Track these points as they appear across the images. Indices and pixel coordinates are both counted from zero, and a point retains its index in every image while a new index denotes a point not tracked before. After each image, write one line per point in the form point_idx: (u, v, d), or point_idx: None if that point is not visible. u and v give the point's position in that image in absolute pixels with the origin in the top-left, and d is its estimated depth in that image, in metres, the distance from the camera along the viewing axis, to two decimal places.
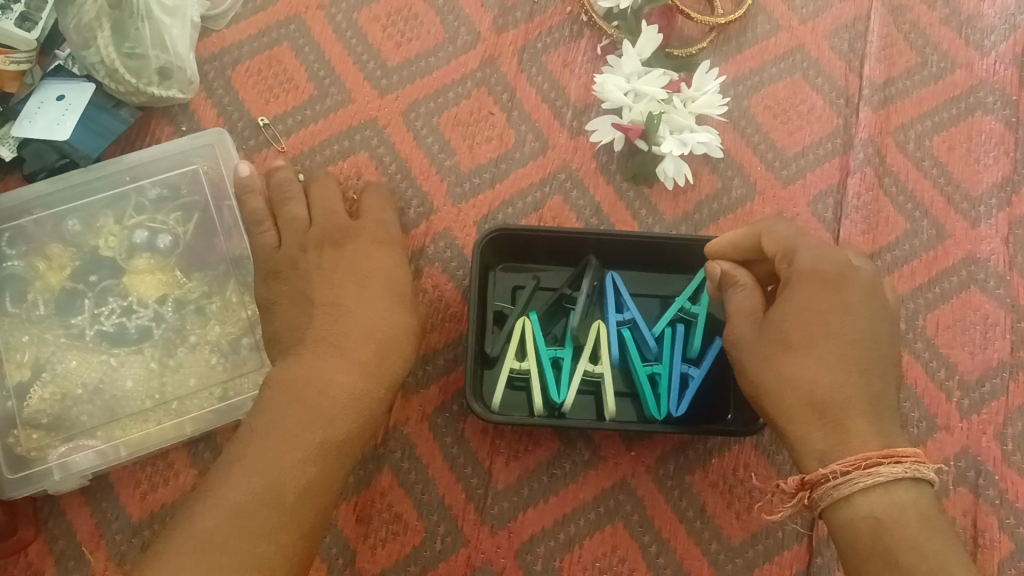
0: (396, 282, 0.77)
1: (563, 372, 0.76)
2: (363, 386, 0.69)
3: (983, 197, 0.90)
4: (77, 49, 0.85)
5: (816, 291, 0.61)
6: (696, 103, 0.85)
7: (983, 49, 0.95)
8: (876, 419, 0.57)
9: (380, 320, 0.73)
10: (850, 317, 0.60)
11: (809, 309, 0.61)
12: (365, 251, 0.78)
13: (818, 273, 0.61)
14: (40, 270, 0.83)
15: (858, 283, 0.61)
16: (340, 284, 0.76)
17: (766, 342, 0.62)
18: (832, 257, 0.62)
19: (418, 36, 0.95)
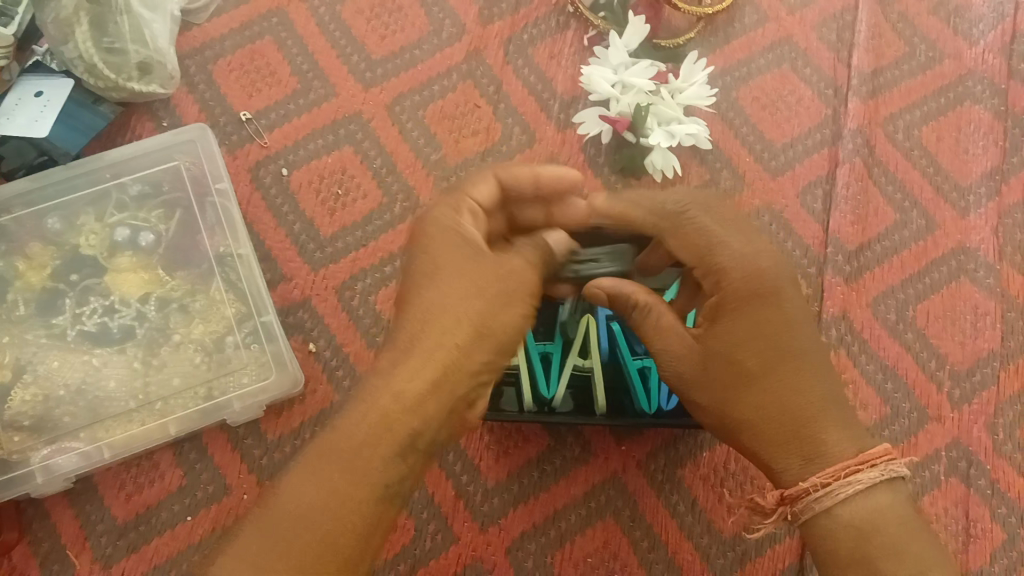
0: (444, 274, 0.62)
1: (552, 369, 0.77)
2: (394, 382, 0.58)
3: (972, 186, 0.90)
4: (55, 45, 0.83)
5: (750, 311, 0.61)
6: (685, 94, 0.84)
7: (972, 38, 0.95)
8: (845, 426, 0.59)
9: (416, 324, 0.60)
10: (790, 331, 0.61)
11: (751, 330, 0.61)
12: (426, 247, 0.65)
13: (752, 287, 0.62)
14: (21, 269, 0.81)
15: (789, 288, 0.63)
16: (403, 293, 0.64)
17: (721, 374, 0.61)
18: (756, 265, 0.62)
19: (403, 28, 0.94)
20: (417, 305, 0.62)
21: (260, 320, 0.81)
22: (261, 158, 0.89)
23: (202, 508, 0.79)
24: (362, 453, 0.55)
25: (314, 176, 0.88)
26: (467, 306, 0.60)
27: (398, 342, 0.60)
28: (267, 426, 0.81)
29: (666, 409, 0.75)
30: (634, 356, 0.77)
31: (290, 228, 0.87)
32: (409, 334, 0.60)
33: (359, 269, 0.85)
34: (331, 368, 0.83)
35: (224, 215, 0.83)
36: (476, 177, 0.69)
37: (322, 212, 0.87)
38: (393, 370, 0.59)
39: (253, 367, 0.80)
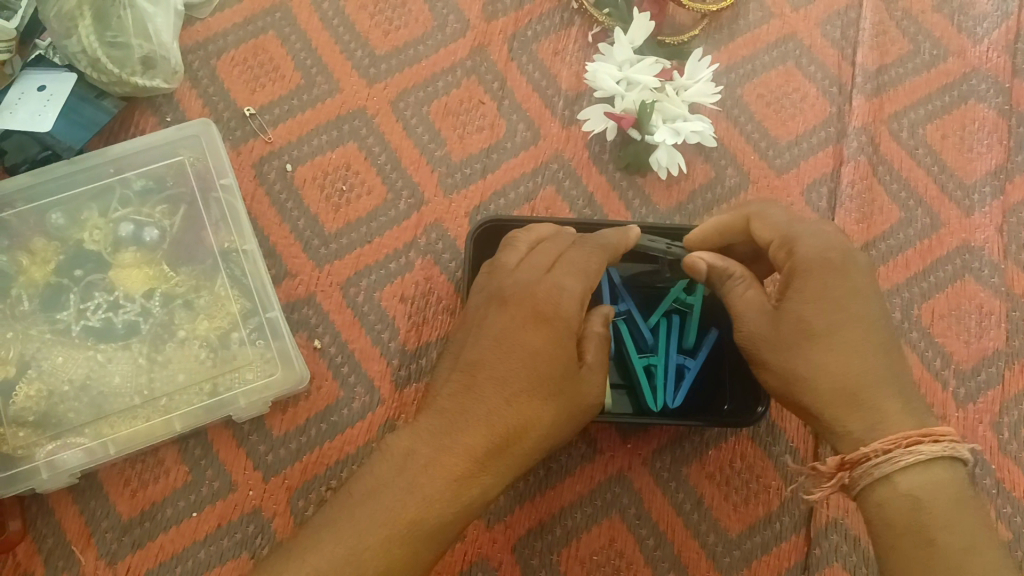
0: (553, 369, 0.59)
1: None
2: (459, 461, 0.56)
3: (976, 185, 0.90)
4: (58, 39, 0.83)
5: (826, 278, 0.59)
6: (689, 91, 0.84)
7: (976, 36, 0.94)
8: (906, 400, 0.58)
9: (510, 409, 0.57)
10: (861, 299, 0.59)
11: (822, 296, 0.59)
12: (514, 311, 0.61)
13: (824, 260, 0.59)
14: (24, 264, 0.81)
15: (861, 266, 0.60)
16: (496, 354, 0.59)
17: (787, 334, 0.60)
18: (833, 243, 0.61)
19: (407, 24, 0.93)
20: (502, 383, 0.58)
21: (265, 316, 0.81)
22: (265, 154, 0.89)
23: (206, 505, 0.79)
24: (418, 525, 0.54)
25: (318, 172, 0.88)
26: (560, 412, 0.59)
27: (486, 420, 0.57)
28: (272, 422, 0.81)
29: (673, 406, 0.75)
30: (640, 353, 0.77)
31: (295, 224, 0.87)
32: (500, 417, 0.57)
33: (363, 266, 0.85)
34: (336, 364, 0.83)
35: (229, 211, 0.83)
36: (581, 252, 0.65)
37: (327, 208, 0.87)
38: (475, 453, 0.56)
39: (257, 364, 0.80)
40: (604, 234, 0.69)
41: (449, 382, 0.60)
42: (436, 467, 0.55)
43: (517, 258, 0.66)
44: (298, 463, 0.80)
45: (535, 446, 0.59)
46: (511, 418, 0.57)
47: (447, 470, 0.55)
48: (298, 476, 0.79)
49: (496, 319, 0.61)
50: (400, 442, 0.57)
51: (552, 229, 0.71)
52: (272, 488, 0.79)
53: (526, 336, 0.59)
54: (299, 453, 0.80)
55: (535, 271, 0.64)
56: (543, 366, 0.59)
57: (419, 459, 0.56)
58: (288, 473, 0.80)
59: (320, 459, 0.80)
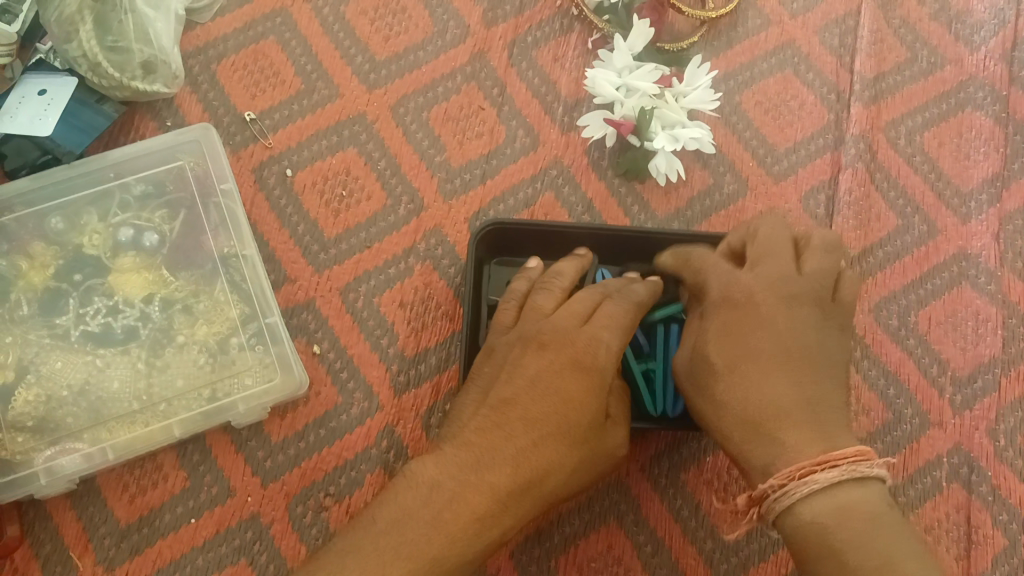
0: (583, 416, 0.61)
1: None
2: (482, 501, 0.56)
3: (973, 192, 0.90)
4: (60, 43, 0.84)
5: (727, 317, 0.62)
6: (687, 98, 0.84)
7: (972, 44, 0.95)
8: (812, 425, 0.56)
9: (537, 451, 0.59)
10: (763, 332, 0.61)
11: (721, 335, 0.62)
12: (548, 357, 0.63)
13: (727, 300, 0.63)
14: (23, 268, 0.82)
15: (773, 300, 0.62)
16: (531, 396, 0.61)
17: (700, 371, 0.63)
18: (739, 281, 0.64)
19: (406, 30, 0.94)
20: (532, 426, 0.60)
21: (264, 321, 0.81)
22: (264, 159, 0.89)
23: (205, 511, 0.79)
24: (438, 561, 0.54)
25: (318, 177, 0.88)
26: (583, 460, 0.61)
27: (513, 461, 0.58)
28: (271, 428, 0.81)
29: (671, 416, 0.76)
30: (638, 359, 0.78)
31: (294, 229, 0.87)
32: (526, 460, 0.58)
33: (361, 271, 0.85)
34: (335, 370, 0.83)
35: (228, 215, 0.83)
36: (620, 308, 0.66)
37: (326, 213, 0.87)
38: (501, 492, 0.57)
39: (256, 369, 0.80)
40: (636, 287, 0.69)
41: (477, 417, 0.62)
42: (460, 502, 0.56)
43: (551, 301, 0.70)
44: (296, 469, 0.80)
45: (553, 491, 0.60)
46: (538, 461, 0.59)
47: (471, 507, 0.56)
48: (296, 482, 0.79)
49: (536, 361, 0.63)
50: (426, 472, 0.58)
51: (574, 264, 0.74)
52: (271, 493, 0.79)
53: (562, 383, 0.61)
54: (297, 458, 0.80)
55: (571, 319, 0.66)
56: (573, 414, 0.61)
57: (445, 492, 0.56)
58: (287, 479, 0.80)
59: (318, 465, 0.80)
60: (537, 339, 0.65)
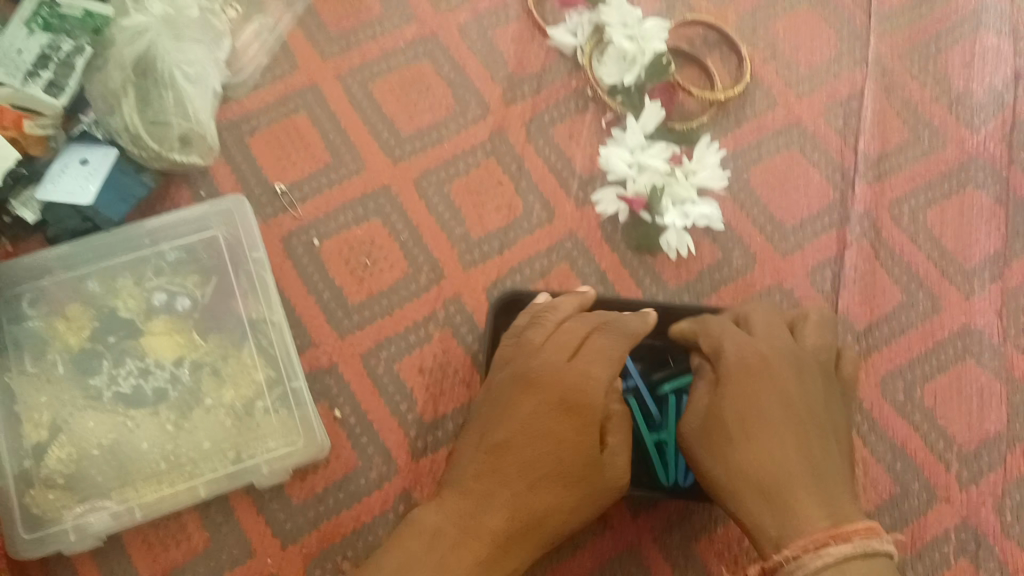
0: (578, 455, 0.65)
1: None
2: (485, 547, 0.59)
3: (976, 269, 0.93)
4: (103, 115, 0.89)
5: (743, 386, 0.66)
6: (697, 176, 0.91)
7: (973, 125, 0.99)
8: (823, 496, 0.58)
9: (535, 494, 0.62)
10: (776, 401, 0.64)
11: (737, 402, 0.65)
12: (540, 397, 0.67)
13: (743, 368, 0.67)
14: (60, 330, 0.86)
15: (784, 373, 0.66)
16: (525, 436, 0.65)
17: (713, 437, 0.65)
18: (754, 350, 0.68)
19: (430, 107, 0.99)
20: (529, 468, 0.63)
21: (289, 385, 0.84)
22: (293, 228, 0.93)
23: (225, 571, 0.81)
24: None
25: (343, 246, 0.92)
26: (576, 499, 0.64)
27: (512, 504, 0.61)
28: (292, 490, 0.83)
29: (684, 484, 0.79)
30: (649, 429, 0.81)
31: (320, 296, 0.90)
32: (526, 502, 0.62)
33: (383, 338, 0.89)
34: (355, 434, 0.85)
35: (259, 282, 0.87)
36: (608, 343, 0.71)
37: (350, 281, 0.91)
38: (502, 534, 0.60)
39: (280, 432, 0.83)
40: (625, 318, 0.73)
41: (472, 459, 0.64)
42: (464, 549, 0.58)
43: (541, 334, 0.73)
44: (316, 531, 0.82)
45: (553, 533, 0.64)
46: (537, 504, 0.62)
47: (475, 552, 0.58)
48: (315, 544, 0.82)
49: (528, 401, 0.67)
50: (428, 521, 0.60)
51: (574, 301, 0.77)
52: (290, 555, 0.81)
53: (556, 424, 0.65)
54: (317, 521, 0.82)
55: (559, 355, 0.70)
56: (568, 456, 0.64)
57: (447, 540, 0.58)
58: (306, 541, 0.82)
59: (337, 528, 0.82)
60: (529, 376, 0.68)
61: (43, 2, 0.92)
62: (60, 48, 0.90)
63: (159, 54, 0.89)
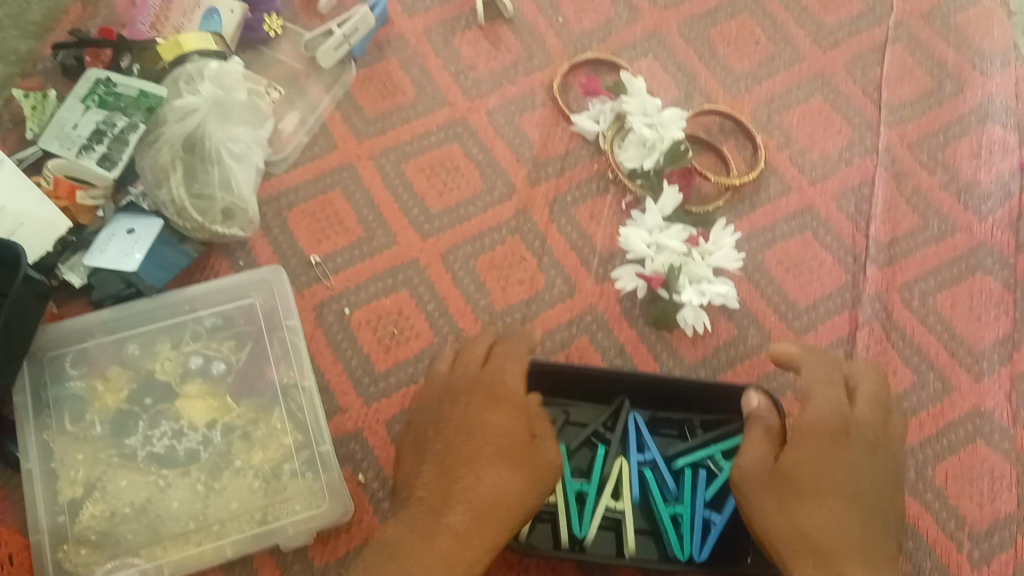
0: (510, 437, 0.72)
1: (586, 508, 0.82)
2: (450, 527, 0.65)
3: (985, 352, 0.95)
4: (151, 187, 0.95)
5: (821, 448, 0.71)
6: (713, 256, 0.93)
7: (981, 213, 1.03)
8: (865, 556, 0.64)
9: (484, 476, 0.69)
10: (847, 470, 0.70)
11: (812, 459, 0.71)
12: (464, 406, 0.74)
13: (825, 428, 0.73)
14: (99, 391, 0.90)
15: (860, 445, 0.72)
16: (467, 439, 0.71)
17: (781, 483, 0.71)
18: (840, 417, 0.74)
19: (459, 186, 1.04)
20: (471, 458, 0.70)
21: (317, 450, 0.87)
22: (325, 298, 0.97)
23: None
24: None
25: (373, 315, 0.96)
26: (528, 475, 0.70)
27: (466, 492, 0.68)
28: (314, 552, 0.85)
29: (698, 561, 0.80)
30: (665, 502, 0.83)
31: (348, 363, 0.94)
32: (478, 484, 0.68)
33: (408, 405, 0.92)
34: (378, 499, 0.88)
35: (292, 349, 0.92)
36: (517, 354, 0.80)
37: (378, 349, 0.95)
38: (464, 510, 0.67)
39: (306, 495, 0.86)
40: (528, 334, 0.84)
41: (423, 473, 0.71)
42: (433, 534, 0.65)
43: (447, 364, 0.81)
44: None
45: (514, 510, 0.69)
46: (485, 484, 0.68)
47: (445, 533, 0.65)
48: None
49: (454, 410, 0.74)
50: (400, 523, 0.67)
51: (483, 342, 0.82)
52: None
53: (484, 417, 0.73)
54: None
55: (471, 366, 0.79)
56: (499, 441, 0.71)
57: (417, 530, 0.65)
58: None
59: None
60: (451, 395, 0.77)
61: (99, 82, 0.99)
62: (114, 124, 0.96)
63: (207, 133, 0.96)
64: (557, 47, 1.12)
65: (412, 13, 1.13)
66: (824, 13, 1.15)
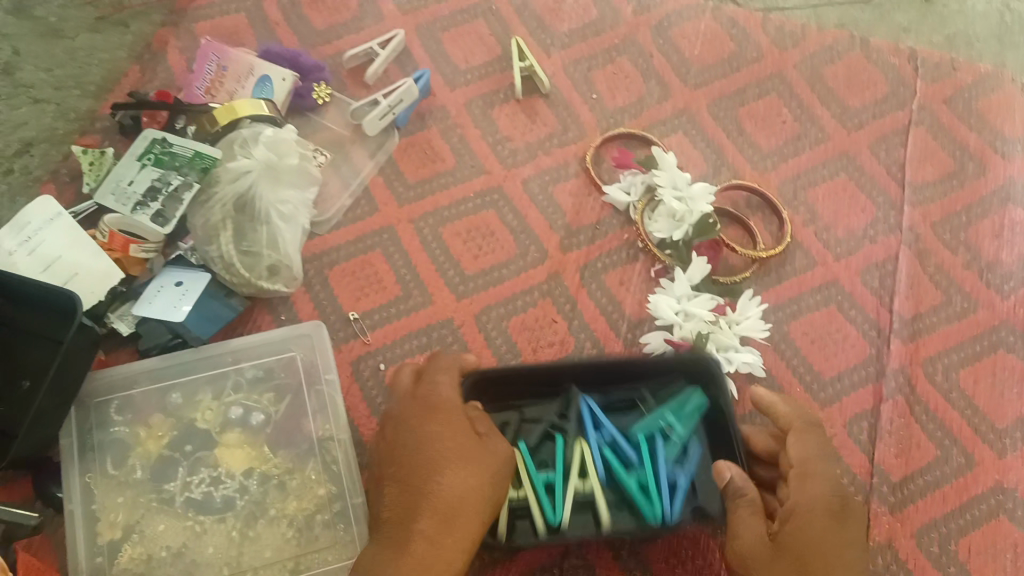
0: (460, 440, 0.76)
1: (556, 495, 0.84)
2: (425, 533, 0.70)
3: (1007, 428, 0.98)
4: (202, 244, 1.00)
5: (825, 526, 0.74)
6: (740, 325, 0.97)
7: (1002, 292, 1.06)
8: None
9: (444, 481, 0.73)
10: (849, 550, 0.73)
11: (817, 537, 0.73)
12: (410, 422, 0.78)
13: (827, 505, 0.75)
14: (142, 437, 0.93)
15: (854, 520, 0.75)
16: (422, 451, 0.75)
17: (787, 560, 0.72)
18: (836, 491, 0.77)
19: (494, 250, 1.08)
20: (432, 467, 0.73)
21: (350, 502, 0.90)
22: (361, 353, 1.01)
23: None
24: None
25: None
26: (484, 467, 0.75)
27: (429, 499, 0.72)
28: None
29: (671, 514, 0.83)
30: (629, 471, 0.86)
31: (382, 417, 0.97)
32: (440, 490, 0.72)
33: None
34: None
35: (330, 403, 0.95)
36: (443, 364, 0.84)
37: None
38: (432, 515, 0.71)
39: (338, 547, 0.88)
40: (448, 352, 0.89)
41: (390, 486, 0.75)
42: (411, 544, 0.69)
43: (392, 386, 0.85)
44: None
45: (481, 502, 0.73)
46: (446, 487, 0.72)
47: (421, 542, 0.70)
48: None
49: (400, 428, 0.78)
50: (381, 540, 0.71)
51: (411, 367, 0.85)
52: None
53: (430, 428, 0.76)
54: None
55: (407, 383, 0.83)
56: (449, 445, 0.75)
57: (396, 544, 0.70)
58: None
59: None
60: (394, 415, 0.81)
61: (155, 142, 1.04)
62: (169, 183, 1.02)
63: (258, 194, 1.01)
64: (591, 121, 1.18)
65: (454, 86, 1.19)
66: (848, 95, 1.20)
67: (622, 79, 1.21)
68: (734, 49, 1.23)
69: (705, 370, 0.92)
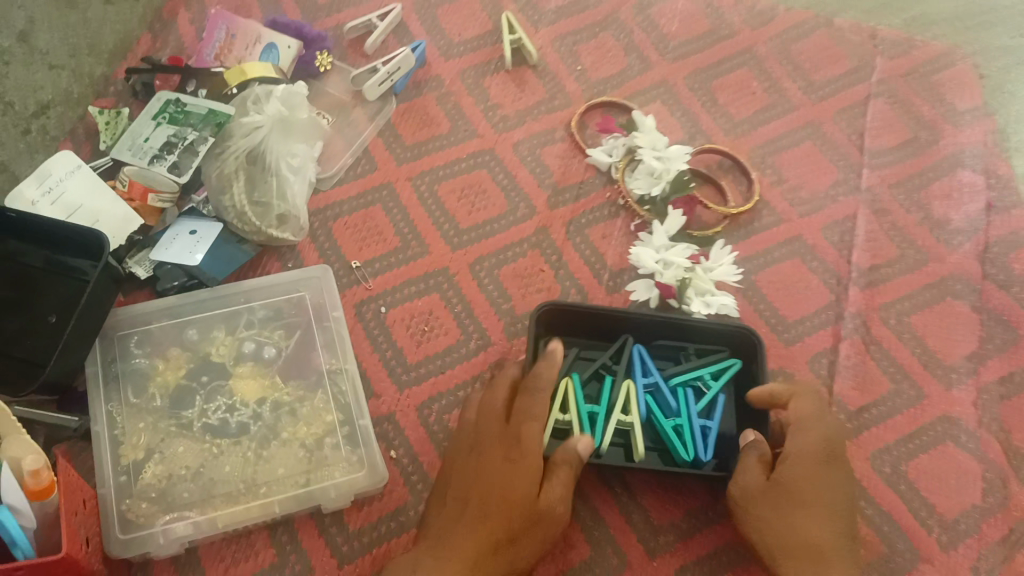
0: (523, 471, 0.81)
1: (598, 426, 0.95)
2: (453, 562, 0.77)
3: (955, 366, 1.07)
4: (215, 194, 1.07)
5: (818, 465, 0.84)
6: (715, 271, 1.06)
7: (953, 245, 1.15)
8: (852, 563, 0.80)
9: (492, 511, 0.79)
10: (836, 483, 0.84)
11: (810, 476, 0.83)
12: (487, 438, 0.85)
13: (820, 448, 0.85)
14: (160, 368, 1.00)
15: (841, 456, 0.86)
16: (482, 471, 0.82)
17: (780, 495, 0.83)
18: (831, 437, 0.86)
19: (487, 207, 1.16)
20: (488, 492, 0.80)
21: (357, 424, 0.98)
22: (364, 298, 1.08)
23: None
24: None
25: (406, 315, 1.07)
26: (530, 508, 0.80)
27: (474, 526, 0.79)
28: (350, 517, 0.95)
29: (703, 460, 0.93)
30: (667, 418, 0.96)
31: (384, 354, 1.05)
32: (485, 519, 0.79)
33: (435, 392, 1.03)
34: (406, 471, 0.98)
35: (336, 337, 1.03)
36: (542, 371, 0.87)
37: (410, 344, 1.06)
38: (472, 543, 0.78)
39: (346, 465, 0.96)
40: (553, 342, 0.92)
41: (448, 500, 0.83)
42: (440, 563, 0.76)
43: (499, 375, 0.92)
44: (369, 554, 0.93)
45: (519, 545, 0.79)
46: (491, 518, 0.79)
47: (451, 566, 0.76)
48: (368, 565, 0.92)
49: (478, 441, 0.85)
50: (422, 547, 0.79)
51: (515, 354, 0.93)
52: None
53: (500, 451, 0.83)
54: (370, 545, 0.93)
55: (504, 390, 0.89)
56: (509, 475, 0.81)
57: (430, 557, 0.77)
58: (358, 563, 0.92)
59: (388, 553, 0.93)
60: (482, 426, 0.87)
61: (169, 102, 1.12)
62: (185, 137, 1.09)
63: (269, 148, 1.09)
64: (576, 91, 1.26)
65: (448, 57, 1.28)
66: (814, 70, 1.30)
67: (605, 53, 1.29)
68: (709, 26, 1.32)
69: (749, 345, 1.00)
